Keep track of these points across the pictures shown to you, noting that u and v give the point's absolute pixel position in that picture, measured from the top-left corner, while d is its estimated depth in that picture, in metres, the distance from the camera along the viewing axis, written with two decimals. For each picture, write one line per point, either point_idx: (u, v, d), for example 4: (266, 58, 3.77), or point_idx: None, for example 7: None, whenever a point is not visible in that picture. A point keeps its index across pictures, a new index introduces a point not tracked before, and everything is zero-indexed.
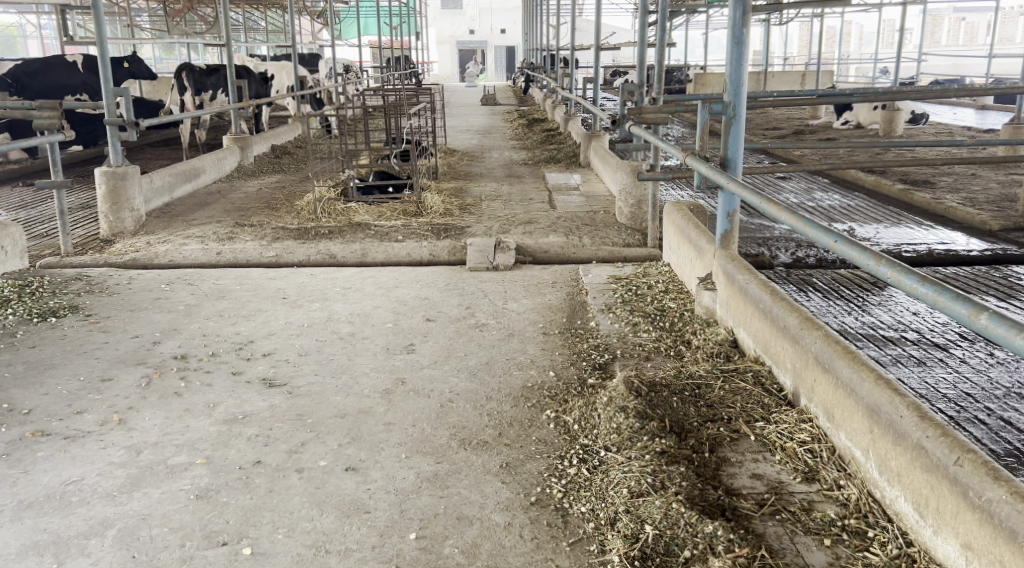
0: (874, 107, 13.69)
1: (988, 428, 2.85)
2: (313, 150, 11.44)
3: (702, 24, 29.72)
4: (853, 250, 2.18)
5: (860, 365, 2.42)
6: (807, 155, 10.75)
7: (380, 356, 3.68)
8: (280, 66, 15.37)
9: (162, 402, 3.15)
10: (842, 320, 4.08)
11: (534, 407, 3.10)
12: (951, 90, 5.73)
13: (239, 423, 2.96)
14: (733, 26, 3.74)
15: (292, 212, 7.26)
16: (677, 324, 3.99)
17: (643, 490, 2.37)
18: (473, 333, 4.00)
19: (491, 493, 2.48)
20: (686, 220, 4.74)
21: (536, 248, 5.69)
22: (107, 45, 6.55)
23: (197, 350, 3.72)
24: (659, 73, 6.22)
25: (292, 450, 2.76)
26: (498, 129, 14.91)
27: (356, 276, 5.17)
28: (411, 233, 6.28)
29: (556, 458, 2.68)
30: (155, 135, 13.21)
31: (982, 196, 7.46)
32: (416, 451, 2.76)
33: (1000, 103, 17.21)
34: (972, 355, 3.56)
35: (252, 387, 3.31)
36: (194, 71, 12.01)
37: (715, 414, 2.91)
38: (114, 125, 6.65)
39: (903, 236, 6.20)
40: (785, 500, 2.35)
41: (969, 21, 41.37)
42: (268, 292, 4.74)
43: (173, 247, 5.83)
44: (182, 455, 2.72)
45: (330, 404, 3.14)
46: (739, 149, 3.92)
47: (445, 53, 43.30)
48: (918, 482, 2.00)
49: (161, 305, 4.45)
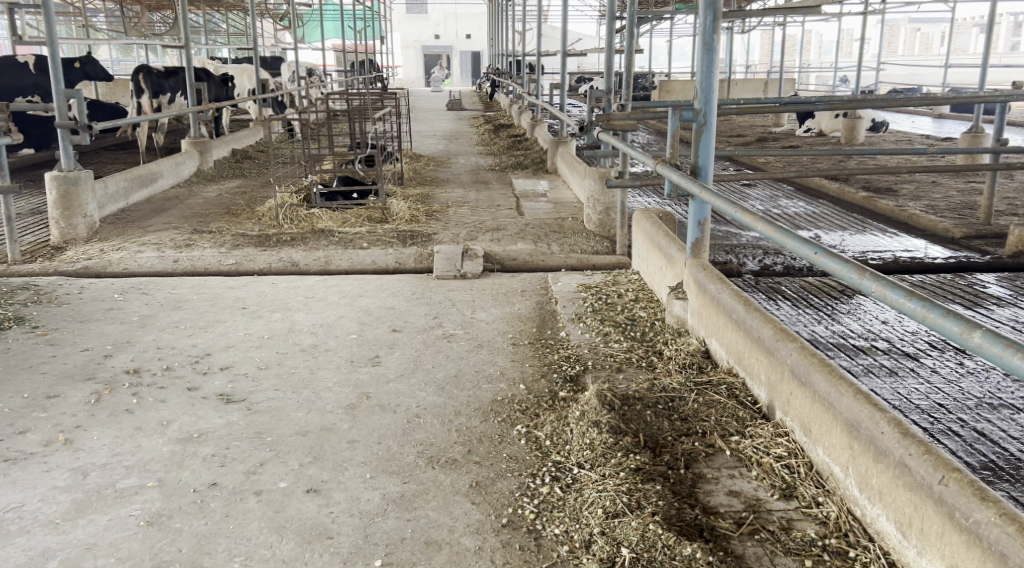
0: (835, 115, 13.89)
1: (962, 440, 2.83)
2: (275, 154, 11.23)
3: (667, 31, 29.96)
4: (834, 261, 2.07)
5: (837, 379, 2.36)
6: (771, 163, 10.85)
7: (344, 369, 3.55)
8: (241, 69, 15.10)
9: (112, 420, 2.99)
10: (812, 329, 4.05)
11: (504, 422, 3.01)
12: (914, 99, 5.74)
13: (195, 442, 2.82)
14: (704, 32, 3.68)
15: (253, 218, 7.08)
16: (648, 333, 3.93)
17: (619, 510, 2.29)
18: (441, 344, 3.89)
19: (461, 514, 2.38)
20: (656, 228, 4.69)
21: (503, 255, 5.61)
22: (58, 45, 6.29)
23: (150, 364, 3.55)
24: (627, 79, 6.16)
25: (250, 471, 2.62)
26: (463, 135, 14.83)
27: (319, 284, 5.02)
28: (376, 240, 6.15)
29: (528, 476, 2.59)
30: (111, 138, 12.85)
31: (943, 204, 7.56)
32: (381, 470, 2.64)
33: (956, 112, 17.61)
34: (942, 364, 3.55)
35: (209, 403, 3.16)
36: (152, 74, 11.67)
37: (689, 428, 2.85)
38: (64, 128, 6.38)
39: (868, 243, 6.24)
40: (764, 519, 2.29)
41: (924, 31, 42.48)
42: (227, 302, 4.58)
43: (128, 255, 5.63)
44: (132, 478, 2.56)
45: (291, 421, 3.00)
46: (710, 156, 3.85)
47: (409, 57, 43.17)
48: (900, 501, 1.94)
49: (114, 317, 4.26)
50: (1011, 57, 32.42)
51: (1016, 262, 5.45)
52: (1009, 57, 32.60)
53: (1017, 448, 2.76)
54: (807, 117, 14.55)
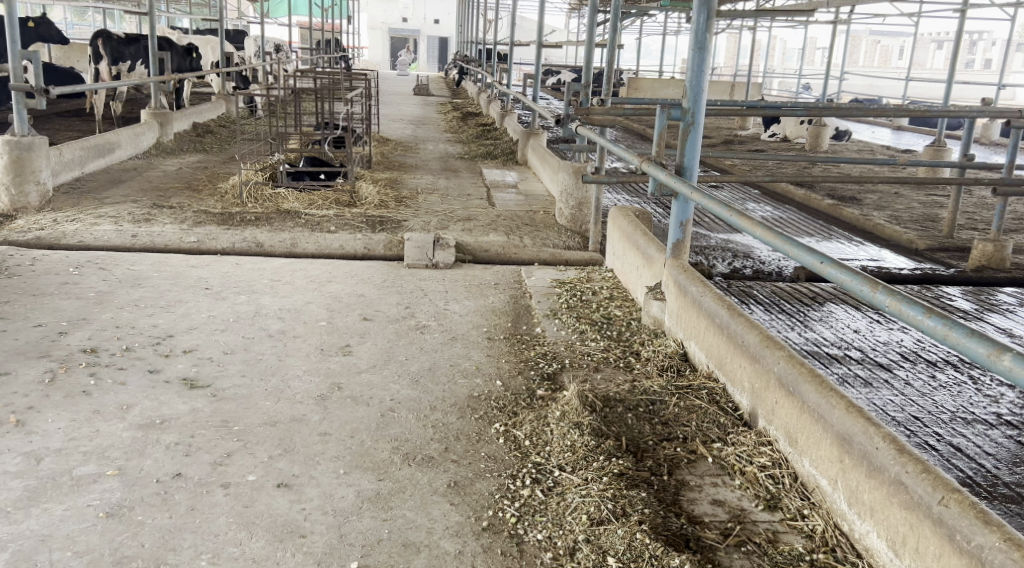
0: (800, 122, 14.10)
1: (940, 455, 2.87)
2: (238, 129, 10.91)
3: (636, 30, 30.12)
4: (842, 272, 2.00)
5: (827, 391, 2.34)
6: (739, 166, 10.92)
7: (314, 357, 3.42)
8: (205, 41, 14.66)
9: (68, 402, 2.82)
10: (786, 336, 4.06)
11: (481, 420, 2.92)
12: (892, 110, 5.72)
13: (156, 429, 2.67)
14: (698, 30, 3.64)
15: (215, 195, 6.85)
16: (624, 333, 3.89)
17: (604, 517, 2.24)
18: (413, 336, 3.79)
19: (440, 516, 2.29)
20: (633, 225, 4.65)
21: (475, 246, 5.52)
22: (16, 4, 5.95)
23: (108, 344, 3.37)
24: (606, 74, 6.00)
25: (217, 462, 2.49)
26: (431, 121, 14.62)
27: (286, 267, 4.87)
28: (344, 224, 6.00)
29: (507, 477, 2.52)
30: (66, 105, 12.38)
31: (906, 215, 7.69)
32: (355, 466, 2.54)
33: (915, 125, 18.02)
34: (915, 376, 3.58)
35: (171, 387, 3.01)
36: (112, 40, 11.28)
37: (670, 432, 2.82)
38: (20, 91, 6.06)
39: (836, 251, 6.30)
40: (750, 530, 2.26)
41: (884, 44, 43.48)
42: (190, 282, 4.39)
43: (84, 226, 5.39)
44: (89, 465, 2.41)
45: (259, 411, 2.88)
46: (696, 157, 3.81)
47: (375, 38, 42.44)
48: (894, 518, 1.93)
49: (69, 291, 4.05)
50: (966, 73, 33.44)
51: (979, 275, 5.55)
52: (964, 73, 33.66)
53: (992, 464, 2.80)
54: (772, 123, 14.72)
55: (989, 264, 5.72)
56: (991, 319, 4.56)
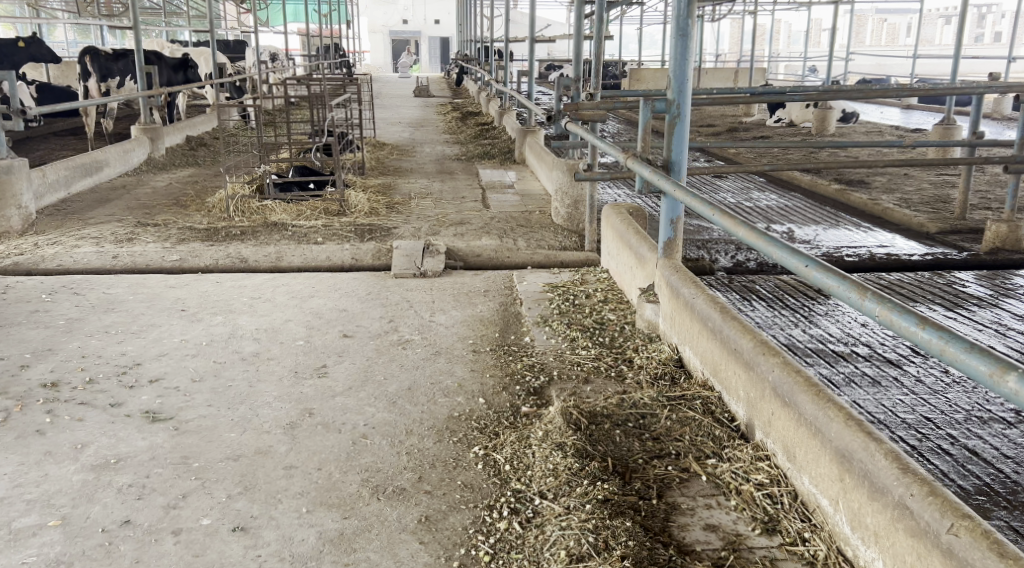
0: (806, 106, 13.82)
1: (953, 460, 2.65)
2: (232, 140, 10.77)
3: (636, 22, 29.88)
4: (829, 276, 1.82)
5: (824, 401, 2.13)
6: (742, 153, 10.67)
7: (286, 382, 3.23)
8: (199, 53, 14.53)
9: (18, 444, 2.66)
10: (790, 333, 3.84)
11: (460, 443, 2.73)
12: (893, 91, 5.38)
13: (110, 470, 2.50)
14: (679, 16, 3.40)
15: (202, 209, 6.70)
16: (617, 339, 3.68)
17: (584, 553, 2.04)
18: (395, 352, 3.60)
19: (407, 558, 2.10)
20: (625, 224, 4.43)
21: (467, 252, 5.34)
22: None
23: (71, 376, 3.21)
24: (595, 66, 5.68)
25: (170, 505, 2.32)
26: (429, 123, 14.41)
27: (268, 283, 4.70)
28: (332, 234, 5.81)
29: (484, 509, 2.32)
30: (62, 124, 12.33)
31: (916, 197, 7.41)
32: (319, 503, 2.35)
33: (925, 104, 17.67)
34: (927, 372, 3.35)
35: (132, 422, 2.83)
36: (100, 56, 11.22)
37: (661, 449, 2.62)
38: None
39: (843, 238, 6.04)
40: (745, 558, 2.06)
41: (889, 22, 43.11)
42: (165, 304, 4.23)
43: (64, 249, 5.26)
44: (31, 516, 2.25)
45: (222, 444, 2.70)
46: (683, 151, 3.60)
47: (376, 42, 42.38)
48: (900, 547, 1.72)
49: (39, 320, 3.90)
50: (974, 48, 32.96)
51: (994, 258, 5.29)
52: (972, 47, 33.23)
53: (1012, 469, 2.58)
54: (776, 107, 14.41)
55: (1003, 246, 5.45)
56: (1006, 304, 4.31)
